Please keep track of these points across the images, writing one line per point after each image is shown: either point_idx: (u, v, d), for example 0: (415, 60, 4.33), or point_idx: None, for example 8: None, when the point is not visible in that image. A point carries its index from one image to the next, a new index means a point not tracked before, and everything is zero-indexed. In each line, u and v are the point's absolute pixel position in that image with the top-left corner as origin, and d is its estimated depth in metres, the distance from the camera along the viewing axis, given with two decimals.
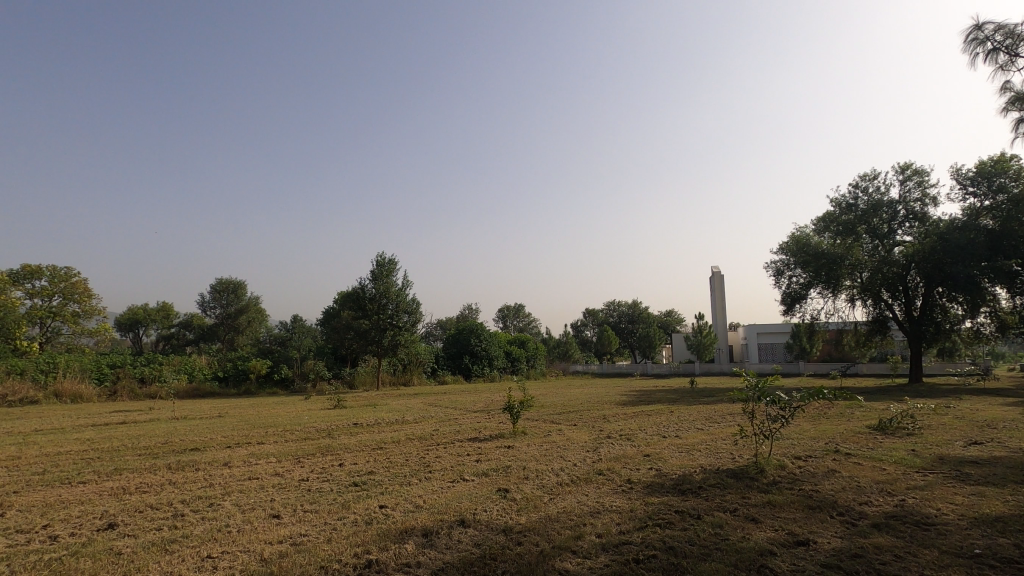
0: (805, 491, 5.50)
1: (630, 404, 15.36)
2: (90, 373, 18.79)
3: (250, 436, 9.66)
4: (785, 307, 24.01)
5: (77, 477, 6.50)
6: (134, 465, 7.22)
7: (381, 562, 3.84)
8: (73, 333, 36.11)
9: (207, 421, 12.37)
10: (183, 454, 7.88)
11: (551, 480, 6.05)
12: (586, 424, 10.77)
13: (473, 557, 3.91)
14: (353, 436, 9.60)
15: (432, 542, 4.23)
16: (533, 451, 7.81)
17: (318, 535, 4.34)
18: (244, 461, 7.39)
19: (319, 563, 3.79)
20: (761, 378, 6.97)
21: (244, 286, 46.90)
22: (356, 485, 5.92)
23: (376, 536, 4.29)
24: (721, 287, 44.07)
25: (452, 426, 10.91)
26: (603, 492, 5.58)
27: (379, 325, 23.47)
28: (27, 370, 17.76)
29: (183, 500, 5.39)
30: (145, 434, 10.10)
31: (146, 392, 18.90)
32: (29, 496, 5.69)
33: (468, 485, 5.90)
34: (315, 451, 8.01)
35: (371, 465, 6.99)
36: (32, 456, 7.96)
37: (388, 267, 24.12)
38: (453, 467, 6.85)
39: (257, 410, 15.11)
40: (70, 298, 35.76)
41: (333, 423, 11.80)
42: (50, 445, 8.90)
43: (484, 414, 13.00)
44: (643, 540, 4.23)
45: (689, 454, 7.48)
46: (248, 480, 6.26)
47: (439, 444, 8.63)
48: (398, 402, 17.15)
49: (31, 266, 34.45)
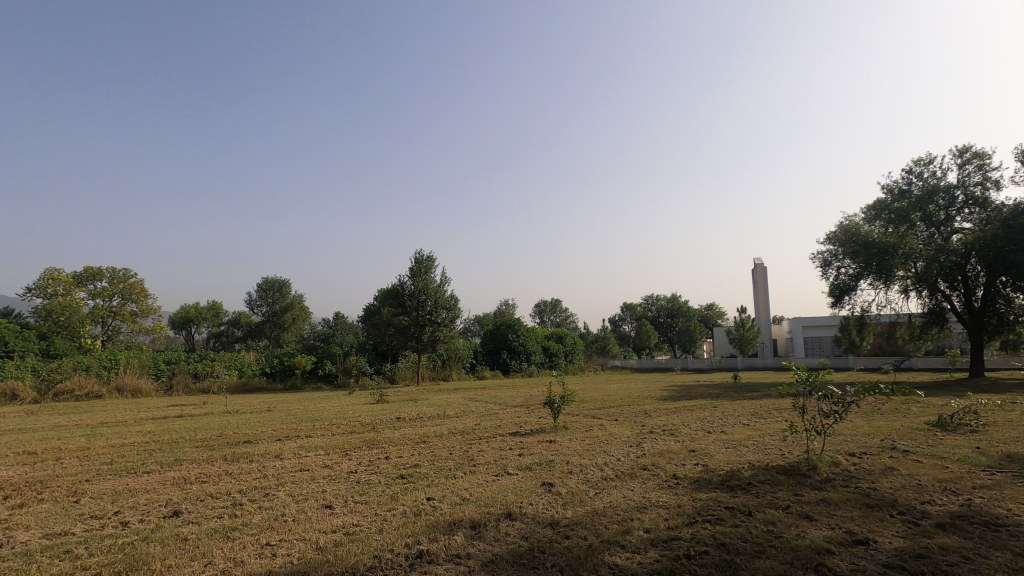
0: (862, 489, 5.32)
1: (673, 399, 15.12)
2: (147, 369, 19.80)
3: (300, 429, 10.00)
4: (834, 299, 23.19)
5: (142, 467, 6.87)
6: (191, 455, 7.55)
7: (432, 553, 3.91)
8: (132, 331, 38.06)
9: (257, 416, 12.88)
10: (238, 446, 8.22)
11: (596, 475, 6.03)
12: (628, 419, 10.64)
13: (523, 550, 3.94)
14: (397, 430, 9.80)
15: (480, 534, 4.28)
16: (576, 446, 7.81)
17: (370, 526, 4.45)
18: (295, 453, 7.63)
19: (372, 553, 3.89)
20: (811, 372, 6.73)
21: (289, 284, 48.33)
22: (403, 477, 6.05)
23: (425, 527, 4.36)
24: (764, 279, 42.81)
25: (494, 420, 11.01)
26: (650, 488, 5.53)
27: (418, 321, 23.84)
28: (92, 366, 18.81)
29: (241, 490, 5.63)
30: (200, 427, 10.55)
31: (200, 386, 19.78)
32: (100, 484, 6.05)
33: (513, 479, 5.94)
34: (362, 444, 8.22)
35: (416, 458, 7.13)
36: (100, 447, 8.42)
37: (427, 264, 24.42)
38: (496, 461, 6.90)
39: (304, 404, 15.55)
40: (129, 298, 37.66)
41: (377, 417, 12.04)
42: (115, 437, 9.42)
43: (525, 409, 13.05)
44: (693, 536, 4.17)
45: (736, 450, 7.33)
46: (300, 472, 6.47)
47: (482, 438, 8.70)
48: (440, 397, 17.35)
49: (93, 269, 36.44)
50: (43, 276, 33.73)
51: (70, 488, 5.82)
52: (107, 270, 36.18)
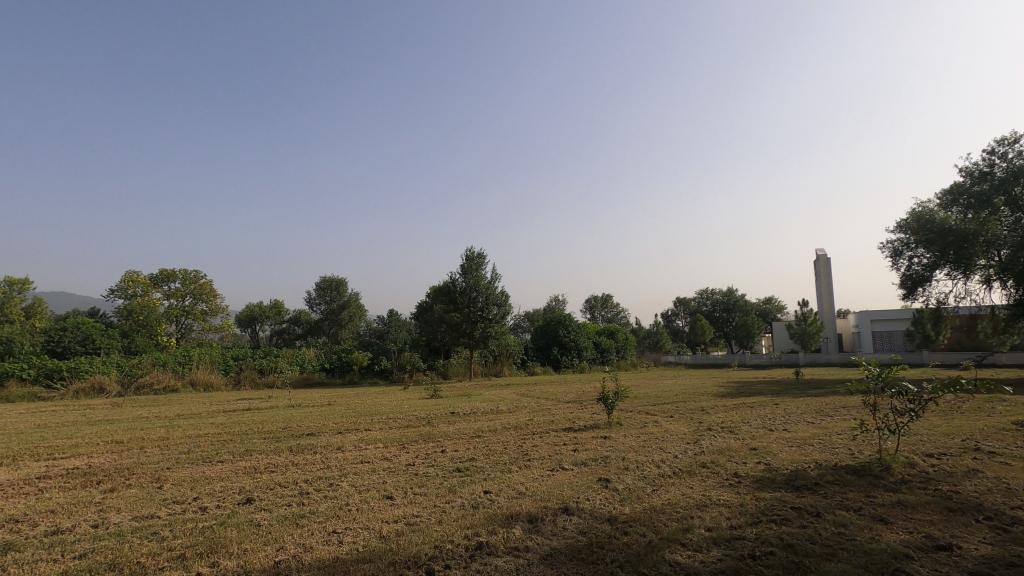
0: (942, 492, 5.00)
1: (731, 396, 14.68)
2: (217, 364, 20.96)
3: (359, 422, 10.38)
4: (905, 291, 21.85)
5: (216, 456, 7.29)
6: (260, 446, 7.96)
7: (491, 545, 3.96)
8: (202, 329, 40.38)
9: (318, 409, 13.44)
10: (302, 438, 8.59)
11: (652, 472, 5.93)
12: (684, 416, 10.38)
13: (581, 545, 3.94)
14: (451, 424, 9.98)
15: (538, 527, 4.30)
16: (631, 442, 7.70)
17: (430, 517, 4.55)
18: (355, 446, 7.89)
19: (433, 543, 3.99)
20: (884, 367, 6.35)
21: (345, 283, 49.94)
22: (459, 470, 6.16)
23: (483, 520, 4.43)
24: (827, 270, 40.78)
25: (547, 416, 11.01)
26: (710, 485, 5.40)
27: (470, 318, 24.14)
28: (168, 362, 20.10)
29: (306, 480, 5.88)
30: (266, 420, 11.09)
31: (265, 381, 20.79)
32: (180, 471, 6.48)
33: (568, 474, 5.93)
34: (418, 437, 8.41)
35: (472, 452, 7.24)
36: (177, 437, 9.00)
37: (477, 261, 24.65)
38: (551, 456, 6.90)
39: (362, 399, 16.08)
40: (199, 298, 39.96)
41: (432, 412, 12.31)
42: (190, 428, 10.05)
43: (577, 405, 13.00)
44: (757, 536, 4.04)
45: (802, 449, 7.03)
46: (361, 463, 6.70)
47: (535, 433, 8.73)
48: (492, 392, 17.52)
49: (167, 270, 38.86)
50: (124, 279, 36.33)
51: (154, 475, 6.26)
52: (179, 272, 38.53)
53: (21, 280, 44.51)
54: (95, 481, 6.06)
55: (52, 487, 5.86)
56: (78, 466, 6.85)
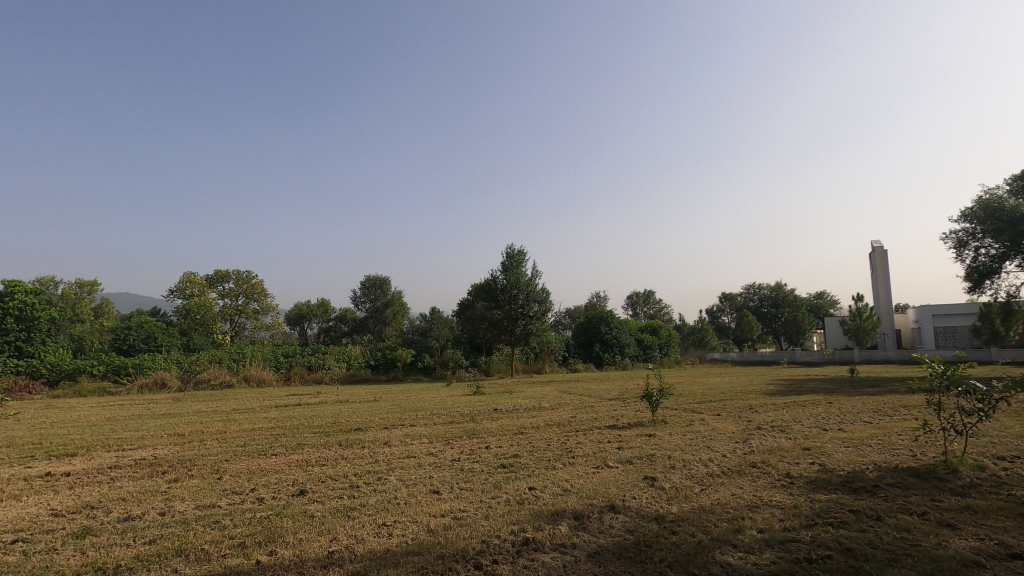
0: (1016, 497, 4.69)
1: (781, 394, 14.19)
2: (269, 361, 21.77)
3: (405, 418, 10.59)
4: (971, 284, 20.61)
5: (270, 449, 7.59)
6: (310, 441, 8.22)
7: (537, 541, 3.97)
8: (254, 327, 42.01)
9: (366, 404, 13.81)
10: (351, 433, 8.83)
11: (700, 471, 5.81)
12: (732, 415, 10.11)
13: (628, 543, 3.90)
14: (495, 420, 10.06)
15: (585, 525, 4.28)
16: (677, 440, 7.56)
17: (476, 512, 4.61)
18: (401, 441, 8.05)
19: (480, 537, 4.03)
20: (949, 364, 6.01)
21: (389, 282, 50.93)
22: (504, 467, 6.20)
23: (529, 516, 4.44)
24: (884, 263, 38.90)
25: (590, 413, 10.95)
26: (761, 486, 5.25)
27: (511, 315, 24.20)
28: (223, 358, 21.02)
29: (355, 473, 6.05)
30: (317, 415, 11.47)
31: (313, 377, 21.47)
32: (238, 463, 6.77)
33: (613, 472, 5.87)
34: (462, 433, 8.50)
35: (515, 448, 7.27)
36: (233, 431, 9.40)
37: (518, 258, 24.71)
38: (595, 453, 6.86)
39: (406, 395, 16.37)
40: (251, 297, 41.60)
41: (475, 408, 12.42)
42: (245, 423, 10.48)
43: (621, 402, 12.85)
44: (813, 539, 3.91)
45: (859, 450, 6.74)
46: (407, 458, 6.84)
47: (578, 430, 8.69)
48: (535, 389, 17.51)
49: (222, 271, 40.63)
50: (182, 280, 38.20)
51: (213, 467, 6.57)
52: (232, 273, 40.21)
53: (90, 283, 47.35)
54: (160, 472, 6.40)
55: (121, 476, 6.22)
56: (146, 457, 7.26)
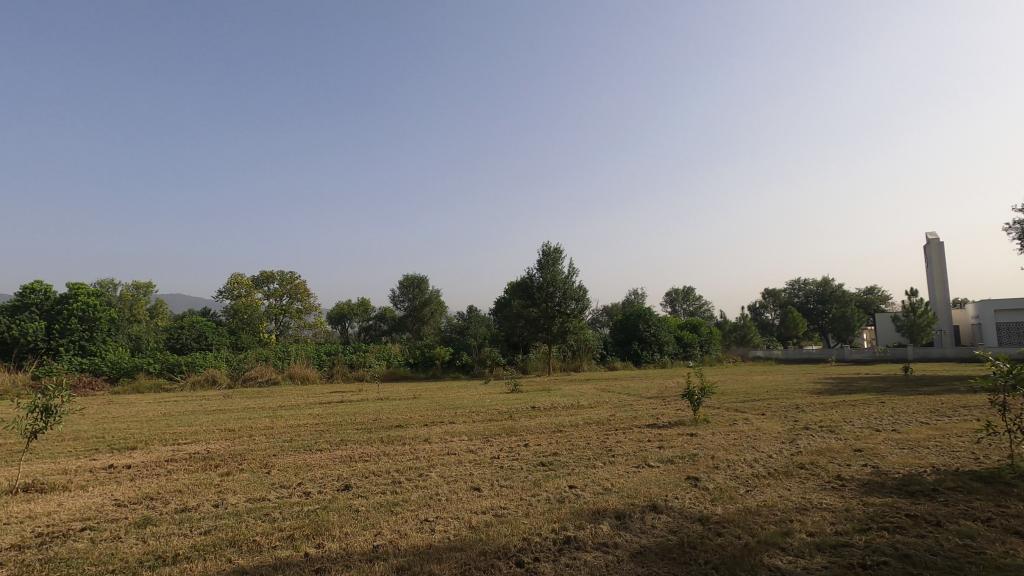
0: None
1: (830, 393, 13.68)
2: (313, 359, 22.39)
3: (444, 415, 10.73)
4: None
5: (315, 445, 7.82)
6: (354, 437, 8.42)
7: (579, 540, 3.95)
8: (299, 326, 43.25)
9: (405, 402, 14.05)
10: (392, 430, 8.99)
11: (745, 471, 5.67)
12: (777, 414, 9.82)
13: (672, 544, 3.84)
14: (533, 418, 10.08)
15: (626, 524, 4.24)
16: (719, 440, 7.40)
17: (517, 509, 4.63)
18: (441, 438, 8.15)
19: (521, 535, 4.04)
20: (1015, 363, 5.67)
21: (427, 281, 51.61)
22: (543, 464, 6.20)
23: (570, 514, 4.43)
24: (940, 255, 37.03)
25: (629, 411, 10.83)
26: (810, 488, 5.08)
27: (548, 313, 24.15)
28: (270, 357, 21.75)
29: (397, 469, 6.16)
30: (359, 411, 11.76)
31: (355, 374, 21.98)
32: (285, 458, 7.01)
33: (655, 471, 5.79)
34: (501, 431, 8.54)
35: (555, 446, 7.25)
36: (280, 426, 9.71)
37: (554, 256, 24.65)
38: (636, 452, 6.77)
39: (445, 392, 16.57)
40: (295, 297, 42.89)
41: (514, 407, 12.45)
42: (291, 419, 10.82)
43: (661, 401, 12.65)
44: (867, 543, 3.76)
45: (916, 452, 6.44)
46: (447, 455, 6.91)
47: (618, 428, 8.61)
48: (573, 387, 17.40)
49: (267, 272, 42.06)
50: (230, 281, 39.71)
51: (262, 461, 6.81)
52: (277, 274, 41.55)
53: (145, 285, 49.62)
54: (213, 465, 6.68)
55: (177, 469, 6.53)
56: (199, 451, 7.59)
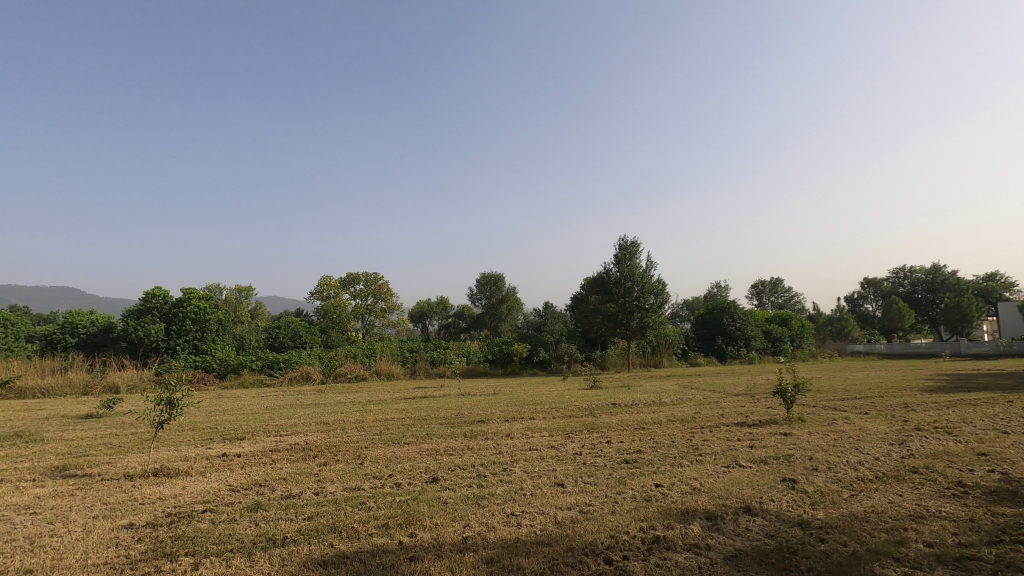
0: None
1: (944, 391, 12.43)
2: (397, 356, 23.32)
3: (524, 411, 10.81)
4: None
5: (403, 438, 8.15)
6: (438, 431, 8.68)
7: (668, 540, 3.86)
8: (383, 324, 45.24)
9: (486, 397, 14.29)
10: (474, 425, 9.19)
11: (849, 474, 5.29)
12: (883, 413, 9.06)
13: (770, 549, 3.65)
14: (615, 415, 9.93)
15: (719, 526, 4.08)
16: (818, 440, 6.94)
17: (603, 506, 4.58)
18: (522, 434, 8.21)
19: (608, 533, 4.00)
20: None
21: (503, 278, 52.30)
22: (627, 462, 6.10)
23: (658, 513, 4.33)
24: None
25: (716, 408, 10.40)
26: (926, 495, 4.64)
27: (626, 308, 23.70)
28: (357, 353, 22.89)
29: (481, 464, 6.29)
30: (442, 407, 12.12)
31: (437, 371, 22.69)
32: (377, 450, 7.36)
33: (747, 472, 5.53)
34: (582, 427, 8.49)
35: (638, 444, 7.12)
36: (369, 420, 10.21)
37: (631, 249, 24.17)
38: (724, 451, 6.50)
39: (524, 388, 16.72)
40: (379, 297, 44.86)
41: (593, 403, 12.34)
42: (379, 413, 11.32)
43: (749, 398, 12.06)
44: (999, 558, 3.39)
45: None
46: (529, 450, 6.96)
47: (704, 426, 8.29)
48: (654, 384, 16.94)
49: (353, 274, 44.32)
50: (320, 283, 42.21)
51: (356, 453, 7.19)
52: (362, 275, 43.66)
53: (246, 288, 53.56)
54: (312, 456, 7.14)
55: (281, 458, 7.04)
56: (299, 443, 8.14)
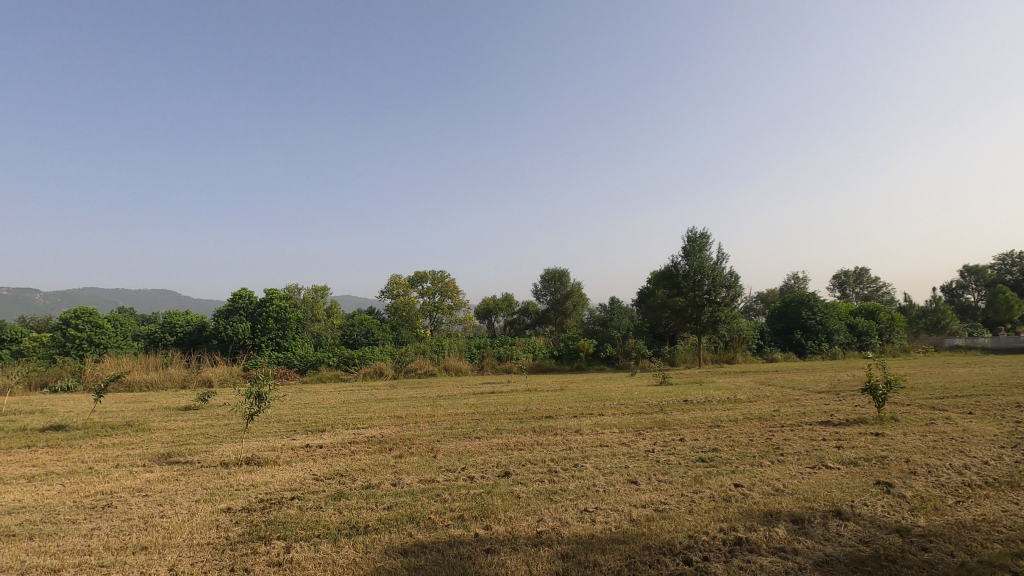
0: None
1: None
2: (464, 352, 23.75)
3: (593, 407, 10.71)
4: None
5: (473, 433, 8.30)
6: (507, 426, 8.76)
7: (752, 542, 3.70)
8: (450, 321, 46.25)
9: (553, 393, 14.28)
10: (542, 420, 9.21)
11: (954, 479, 4.86)
12: (991, 413, 8.26)
13: (865, 556, 3.42)
14: (687, 412, 9.64)
15: (806, 529, 3.88)
16: (916, 441, 6.43)
17: (679, 505, 4.47)
18: (591, 430, 8.14)
19: (686, 532, 3.90)
20: None
21: (568, 274, 52.08)
22: (703, 460, 5.91)
23: (739, 514, 4.16)
24: None
25: (798, 406, 9.86)
26: None
27: (696, 302, 22.94)
28: (427, 349, 23.52)
29: (552, 459, 6.30)
30: (510, 402, 12.22)
31: (503, 367, 22.92)
32: (448, 444, 7.54)
33: (835, 473, 5.21)
34: (653, 424, 8.30)
35: (714, 442, 6.88)
36: (440, 415, 10.46)
37: (701, 241, 23.37)
38: (809, 451, 6.16)
39: (592, 384, 16.59)
40: (446, 295, 45.89)
41: (664, 399, 12.03)
42: (450, 408, 11.59)
43: (834, 396, 11.34)
44: None
45: None
46: (600, 447, 6.89)
47: (784, 425, 7.89)
48: (727, 380, 16.34)
49: (420, 272, 45.57)
50: (390, 282, 43.79)
51: (429, 446, 7.39)
52: (430, 273, 44.81)
53: (322, 288, 56.49)
54: (388, 448, 7.42)
55: (359, 450, 7.37)
56: (375, 435, 8.48)
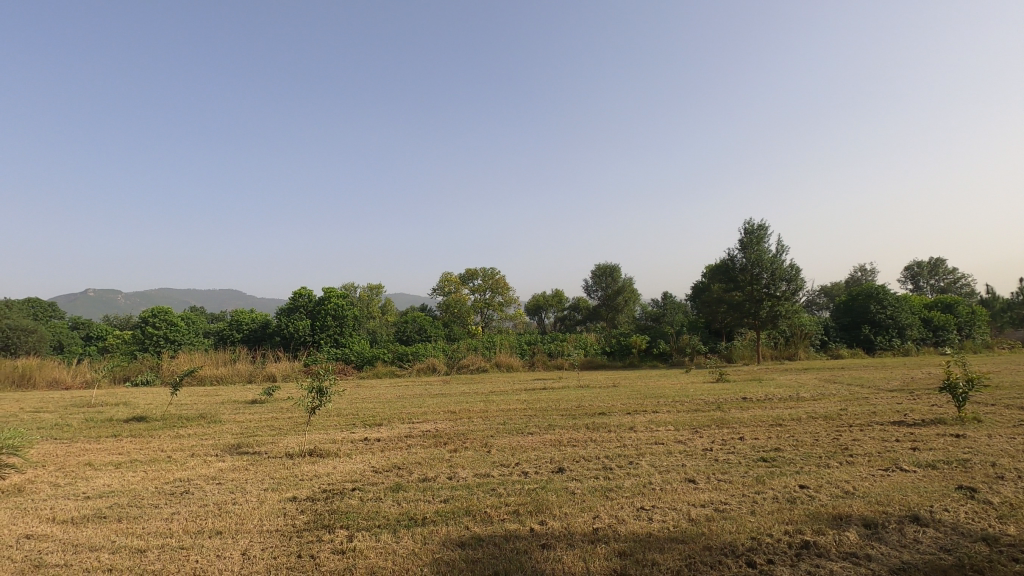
0: None
1: None
2: (515, 349, 23.84)
3: (648, 404, 10.52)
4: None
5: (526, 429, 8.31)
6: (560, 422, 8.73)
7: (820, 546, 3.55)
8: (500, 318, 46.51)
9: (606, 390, 14.13)
10: (595, 417, 9.12)
11: None
12: None
13: (947, 564, 3.22)
14: (747, 410, 9.30)
15: (881, 535, 3.67)
16: (1003, 444, 5.95)
17: (741, 506, 4.32)
18: (646, 427, 7.99)
19: (749, 533, 3.77)
20: None
21: (619, 269, 51.40)
22: (765, 460, 5.69)
23: (806, 517, 3.99)
24: None
25: (868, 405, 9.32)
26: None
27: (754, 297, 22.10)
28: (478, 346, 23.77)
29: (606, 456, 6.23)
30: (562, 398, 12.15)
31: (554, 363, 22.83)
32: (501, 440, 7.58)
33: (911, 477, 4.90)
34: (710, 422, 8.06)
35: (776, 441, 6.62)
36: (492, 410, 10.53)
37: (759, 233, 22.52)
38: (881, 453, 5.81)
39: (645, 381, 16.30)
40: (496, 291, 46.23)
41: (721, 397, 11.66)
42: (503, 403, 11.66)
43: (908, 394, 10.67)
44: None
45: None
46: (655, 444, 6.76)
47: (852, 424, 7.49)
48: (788, 377, 15.70)
49: (471, 269, 46.09)
50: (441, 280, 44.56)
51: (482, 441, 7.47)
52: (480, 270, 45.26)
53: (377, 286, 58.10)
54: (442, 442, 7.55)
55: (415, 444, 7.53)
56: (429, 430, 8.64)
